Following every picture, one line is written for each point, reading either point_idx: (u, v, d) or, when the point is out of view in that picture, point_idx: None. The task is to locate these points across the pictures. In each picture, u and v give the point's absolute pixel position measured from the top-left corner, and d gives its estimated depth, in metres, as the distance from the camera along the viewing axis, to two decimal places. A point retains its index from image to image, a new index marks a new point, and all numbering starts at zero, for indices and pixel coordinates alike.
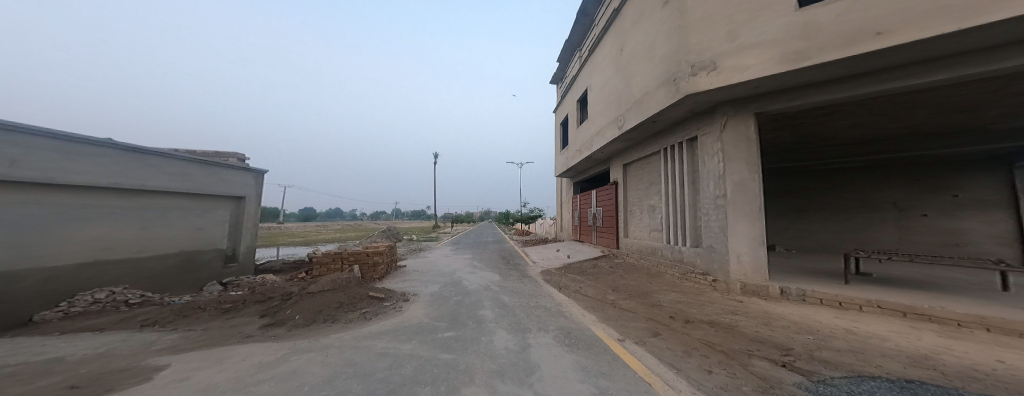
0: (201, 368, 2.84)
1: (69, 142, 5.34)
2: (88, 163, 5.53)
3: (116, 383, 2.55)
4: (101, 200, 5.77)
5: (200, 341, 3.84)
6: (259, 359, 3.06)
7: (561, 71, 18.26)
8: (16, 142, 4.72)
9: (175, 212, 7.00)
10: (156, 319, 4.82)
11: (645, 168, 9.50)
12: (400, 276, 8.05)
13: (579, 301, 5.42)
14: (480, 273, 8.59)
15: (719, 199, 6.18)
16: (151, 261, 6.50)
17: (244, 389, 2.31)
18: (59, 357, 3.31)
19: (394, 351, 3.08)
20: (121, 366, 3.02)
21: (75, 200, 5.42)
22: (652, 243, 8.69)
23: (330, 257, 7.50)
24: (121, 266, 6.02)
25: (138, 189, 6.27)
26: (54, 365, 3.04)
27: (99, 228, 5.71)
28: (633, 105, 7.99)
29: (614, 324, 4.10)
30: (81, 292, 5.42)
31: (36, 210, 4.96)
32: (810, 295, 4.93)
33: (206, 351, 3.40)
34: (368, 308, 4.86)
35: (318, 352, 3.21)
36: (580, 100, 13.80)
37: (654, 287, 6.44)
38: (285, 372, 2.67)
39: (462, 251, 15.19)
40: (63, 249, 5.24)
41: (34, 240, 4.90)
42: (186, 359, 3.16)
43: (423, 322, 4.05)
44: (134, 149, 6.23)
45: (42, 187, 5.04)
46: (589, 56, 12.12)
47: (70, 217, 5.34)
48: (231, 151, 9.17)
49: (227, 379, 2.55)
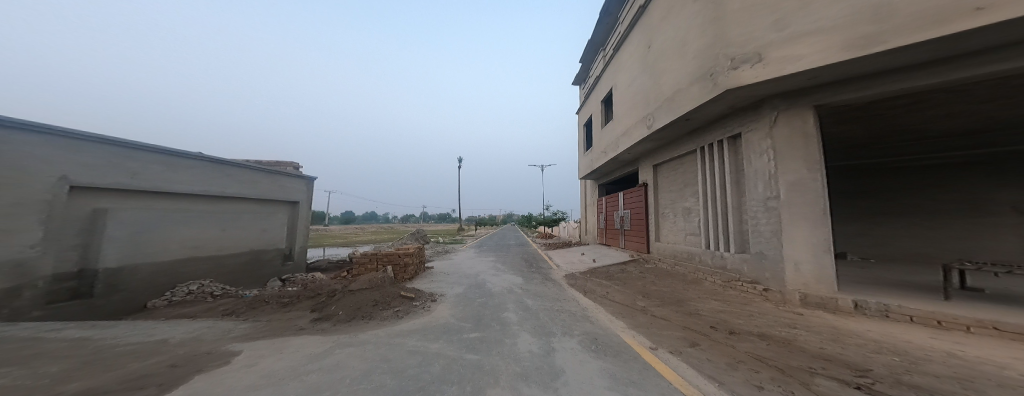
0: (265, 356, 3.20)
1: (172, 157, 6.40)
2: (186, 174, 6.58)
3: (204, 364, 2.98)
4: (192, 205, 6.80)
5: (264, 331, 4.32)
6: (310, 350, 3.37)
7: (584, 72, 17.81)
8: (137, 158, 5.82)
9: (249, 215, 7.99)
10: (231, 309, 5.55)
11: (677, 169, 8.99)
12: (428, 278, 8.36)
13: (606, 306, 5.23)
14: (503, 276, 8.64)
15: (770, 201, 5.64)
16: (229, 258, 7.45)
17: (298, 378, 2.55)
18: (164, 339, 3.92)
19: (423, 349, 3.21)
20: (207, 349, 3.50)
21: (174, 206, 6.45)
22: (687, 248, 8.13)
23: (367, 258, 8.04)
24: (208, 263, 6.97)
25: (223, 195, 7.33)
26: (156, 347, 3.59)
27: (193, 230, 6.69)
28: (663, 103, 7.59)
29: (644, 332, 3.88)
30: (180, 284, 6.39)
31: (151, 215, 5.97)
32: (895, 310, 4.26)
33: (268, 341, 3.82)
34: (400, 307, 5.12)
35: (357, 346, 3.44)
36: (605, 100, 13.39)
37: (691, 294, 6.00)
38: (330, 364, 2.91)
39: (485, 253, 15.45)
40: (168, 247, 6.23)
41: (148, 240, 5.87)
42: (255, 346, 3.59)
43: (450, 323, 4.16)
44: (219, 161, 7.28)
45: (151, 197, 6.08)
46: (612, 55, 11.78)
47: (173, 221, 6.33)
48: (288, 161, 10.26)
49: (285, 367, 2.83)
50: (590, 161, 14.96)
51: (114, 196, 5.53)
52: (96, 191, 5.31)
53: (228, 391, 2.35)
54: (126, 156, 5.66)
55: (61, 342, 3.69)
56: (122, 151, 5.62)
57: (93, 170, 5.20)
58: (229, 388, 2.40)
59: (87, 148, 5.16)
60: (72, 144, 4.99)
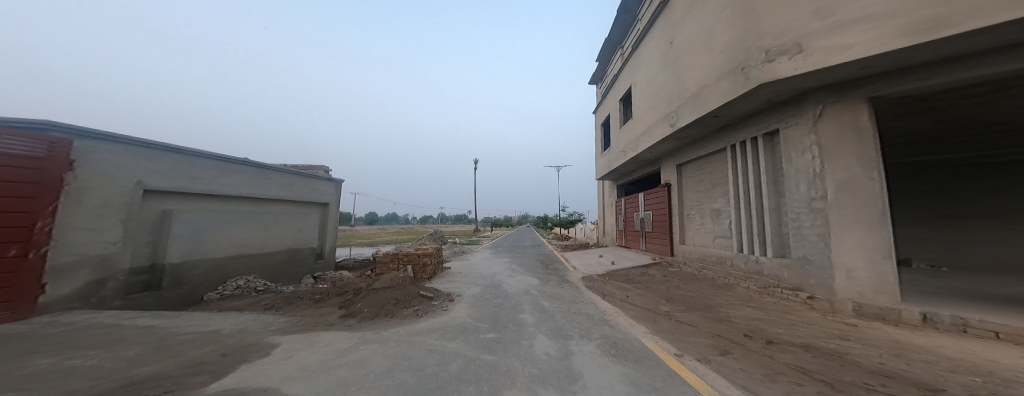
0: (298, 349, 3.41)
1: (224, 162, 7.01)
2: (235, 178, 7.17)
3: (248, 355, 3.22)
4: (239, 206, 7.39)
5: (298, 325, 4.59)
6: (338, 345, 3.54)
7: (600, 71, 17.48)
8: (195, 164, 6.44)
9: (287, 216, 8.54)
10: (271, 303, 5.95)
11: (703, 168, 8.58)
12: (445, 277, 8.51)
13: (627, 310, 5.06)
14: (519, 277, 8.62)
15: (816, 201, 5.24)
16: (270, 256, 8.00)
17: (327, 373, 2.68)
18: (218, 330, 4.29)
19: (441, 348, 3.27)
20: (252, 341, 3.78)
21: (225, 208, 7.05)
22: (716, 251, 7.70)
23: (389, 257, 8.32)
24: (252, 260, 7.52)
25: (264, 197, 7.90)
26: (211, 336, 3.92)
27: (241, 229, 7.25)
28: (688, 100, 7.27)
29: (669, 338, 3.73)
30: (229, 279, 6.95)
31: (205, 215, 6.55)
32: (976, 326, 3.59)
33: (303, 335, 4.06)
34: (419, 306, 5.24)
35: (381, 343, 3.56)
36: (623, 99, 13.05)
37: (721, 300, 5.68)
38: (355, 359, 3.04)
39: (501, 254, 15.50)
40: (221, 245, 6.80)
41: (203, 238, 6.45)
42: (290, 339, 3.83)
43: (467, 323, 4.21)
44: (261, 166, 7.87)
45: (206, 199, 6.70)
46: (631, 53, 11.47)
47: (225, 221, 6.91)
48: (319, 165, 10.87)
49: (316, 361, 3.00)
50: (608, 161, 14.60)
51: (176, 198, 6.13)
52: (162, 194, 5.92)
53: (268, 381, 2.52)
54: (185, 162, 6.26)
55: (134, 328, 4.15)
56: (181, 158, 6.21)
57: (159, 175, 5.80)
58: (270, 379, 2.56)
59: (156, 156, 5.78)
60: (142, 152, 5.57)
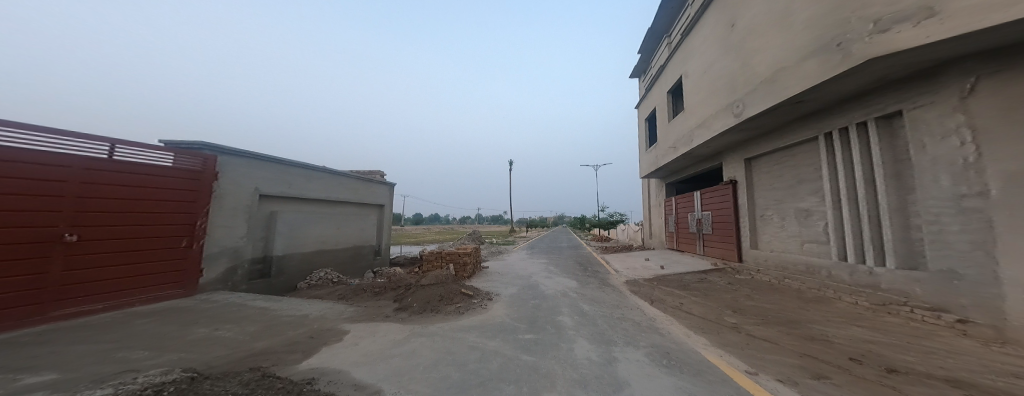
0: (362, 338, 3.77)
1: (310, 171, 8.05)
2: (318, 184, 8.22)
3: (327, 339, 3.68)
4: (321, 209, 8.43)
5: (362, 315, 5.09)
6: (392, 336, 3.84)
7: (643, 62, 16.42)
8: (292, 173, 7.51)
9: (352, 217, 9.52)
10: (341, 295, 6.66)
11: (783, 161, 7.48)
12: (485, 277, 8.72)
13: (681, 319, 4.62)
14: (557, 278, 8.47)
15: (969, 199, 4.02)
16: (340, 252, 8.99)
17: (383, 361, 2.92)
18: (308, 315, 4.96)
19: (482, 346, 3.35)
20: (328, 326, 4.30)
21: (311, 209, 8.11)
22: (804, 258, 6.64)
23: (433, 256, 8.77)
24: (328, 256, 8.53)
25: (338, 201, 8.91)
26: (296, 320, 4.54)
27: (320, 229, 8.27)
28: (759, 86, 6.40)
29: (737, 353, 3.30)
30: (313, 272, 7.97)
31: (297, 216, 7.62)
32: None
33: (366, 324, 4.48)
34: (461, 303, 5.45)
35: (428, 337, 3.78)
36: (672, 91, 12.07)
37: (807, 314, 4.90)
38: (406, 351, 3.26)
39: (538, 255, 15.34)
40: (305, 242, 7.84)
41: (294, 236, 7.50)
42: (356, 328, 4.27)
43: (505, 322, 4.24)
44: (336, 173, 8.88)
45: (299, 202, 7.78)
46: (680, 40, 10.54)
47: (308, 221, 7.94)
48: (375, 170, 11.90)
49: (375, 349, 3.29)
50: (655, 157, 13.60)
51: (280, 200, 7.24)
52: (271, 198, 7.03)
53: (339, 364, 2.85)
54: (286, 171, 7.36)
55: (255, 308, 5.03)
56: (284, 168, 7.33)
57: (271, 183, 6.91)
58: (341, 363, 2.89)
59: (267, 167, 6.89)
60: (260, 164, 6.71)
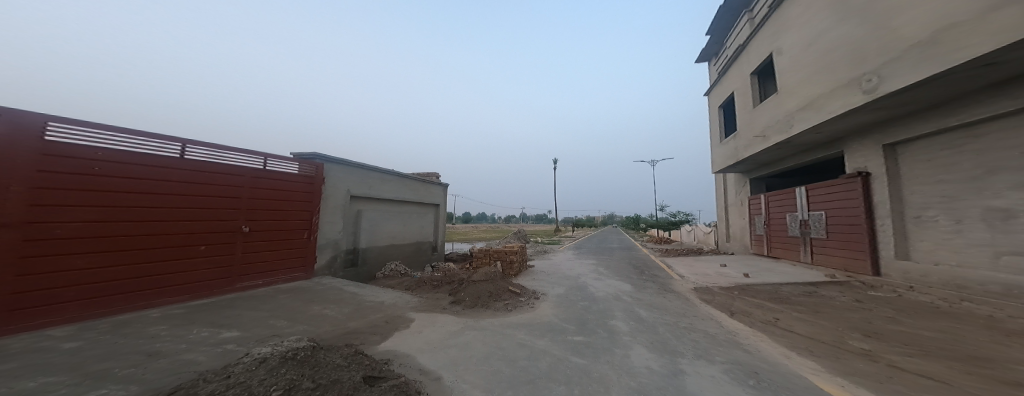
0: (424, 326, 4.06)
1: (390, 176, 8.67)
2: (395, 187, 8.81)
3: (397, 325, 4.02)
4: (396, 208, 8.98)
5: (419, 305, 5.48)
6: (447, 327, 4.03)
7: (714, 42, 14.61)
8: (378, 177, 8.14)
9: (418, 216, 10.05)
10: (406, 286, 7.18)
11: (953, 145, 5.81)
12: (531, 275, 8.72)
13: (772, 337, 3.90)
14: (607, 280, 8.03)
15: None
16: (407, 248, 9.55)
17: (442, 350, 3.07)
18: (384, 301, 5.46)
19: (531, 344, 3.31)
20: (397, 314, 4.69)
21: (389, 209, 8.69)
22: (1000, 276, 5.01)
23: (480, 253, 9.08)
24: (398, 251, 9.10)
25: (409, 201, 9.43)
26: (375, 306, 5.10)
27: (393, 226, 8.85)
28: (910, 51, 5.04)
29: (850, 379, 2.68)
30: (386, 264, 8.47)
31: (378, 215, 8.21)
32: None
33: (427, 314, 4.79)
34: (509, 300, 5.51)
35: (480, 331, 3.89)
36: (757, 71, 10.44)
37: (950, 336, 3.79)
38: (461, 342, 3.39)
39: (586, 255, 14.76)
40: (383, 238, 8.41)
41: (375, 232, 8.09)
42: (419, 317, 4.59)
43: (554, 322, 4.14)
44: (408, 177, 9.47)
45: (382, 203, 8.36)
46: (769, 11, 9.08)
47: (386, 219, 8.53)
48: (432, 173, 12.54)
49: (435, 339, 3.49)
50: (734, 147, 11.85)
51: (368, 201, 7.87)
52: (361, 199, 7.70)
53: (407, 349, 3.10)
54: (374, 176, 8.01)
55: (348, 292, 5.69)
56: (373, 173, 7.95)
57: (362, 187, 7.54)
58: (409, 348, 3.14)
59: (359, 173, 7.57)
60: (354, 170, 7.40)
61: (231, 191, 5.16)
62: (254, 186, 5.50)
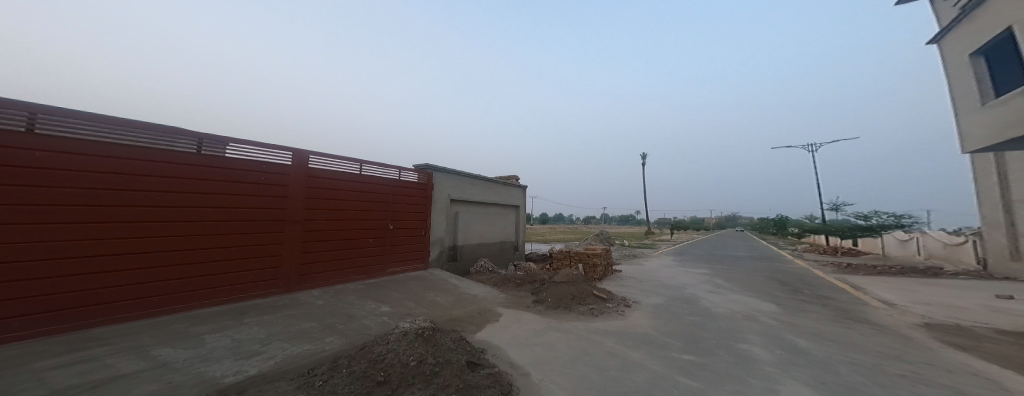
0: (511, 323, 4.27)
1: (485, 182, 8.89)
2: (489, 192, 8.99)
3: (484, 321, 4.37)
4: (490, 211, 9.09)
5: (504, 301, 5.69)
6: (532, 326, 4.14)
7: None
8: (473, 183, 8.41)
9: (508, 219, 9.98)
10: (494, 281, 7.26)
11: None
12: (617, 281, 8.30)
13: (982, 375, 2.87)
14: (728, 295, 6.98)
15: None
16: (498, 247, 9.49)
17: (529, 347, 3.31)
18: (474, 295, 5.76)
19: (621, 355, 3.17)
20: (485, 310, 4.98)
21: (484, 211, 8.81)
22: None
23: (562, 255, 9.09)
24: (490, 249, 9.07)
25: (500, 205, 9.50)
26: (469, 298, 5.49)
27: (487, 227, 8.90)
28: None
29: None
30: (478, 260, 8.42)
31: (474, 216, 8.41)
32: None
33: (514, 311, 4.99)
34: (594, 305, 5.35)
35: (565, 333, 3.89)
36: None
37: None
38: (546, 342, 3.49)
39: (683, 262, 13.53)
40: (476, 237, 8.47)
41: (470, 231, 8.25)
42: (507, 313, 4.80)
43: (647, 335, 3.89)
44: (500, 182, 9.60)
45: (477, 206, 8.55)
46: None
47: (480, 220, 8.65)
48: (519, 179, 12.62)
49: (518, 336, 3.68)
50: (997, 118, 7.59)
51: (464, 204, 8.14)
52: (460, 202, 7.99)
53: (497, 342, 3.53)
54: (469, 182, 8.29)
55: (449, 283, 6.13)
56: (467, 177, 8.24)
57: (459, 190, 7.86)
58: (499, 341, 3.57)
59: (457, 177, 7.93)
60: (453, 176, 7.77)
61: (399, 197, 6.36)
62: (410, 193, 6.57)
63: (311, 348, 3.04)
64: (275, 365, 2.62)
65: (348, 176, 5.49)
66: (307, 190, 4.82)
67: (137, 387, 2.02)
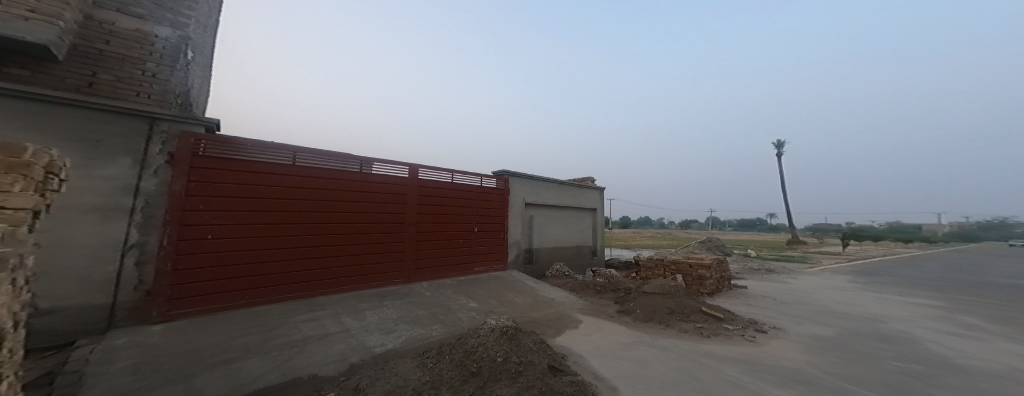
0: (595, 331, 3.89)
1: (559, 184, 8.55)
2: (563, 195, 8.60)
3: (562, 325, 4.10)
4: (565, 214, 8.68)
5: (586, 308, 5.25)
6: (620, 338, 3.68)
7: None
8: (547, 186, 8.15)
9: (585, 222, 9.38)
10: (571, 285, 6.83)
11: None
12: (732, 298, 6.93)
13: None
14: (953, 335, 4.79)
15: None
16: (575, 252, 8.94)
17: (615, 360, 2.90)
18: (552, 298, 5.47)
19: (754, 389, 2.49)
20: (564, 314, 4.66)
21: (559, 214, 8.45)
22: None
23: (654, 263, 8.31)
24: (566, 253, 8.59)
25: (576, 208, 9.01)
26: (547, 302, 5.23)
27: (562, 231, 8.49)
28: None
29: None
30: (553, 265, 8.06)
31: (548, 219, 8.12)
32: None
33: (598, 319, 4.55)
34: (704, 324, 4.50)
35: (663, 350, 3.32)
36: None
37: None
38: (641, 357, 3.02)
39: (831, 280, 10.50)
40: (551, 241, 8.15)
41: (545, 235, 7.97)
42: (590, 321, 4.41)
43: (796, 372, 3.00)
44: (575, 185, 9.11)
45: (551, 209, 8.26)
46: None
47: (555, 224, 8.30)
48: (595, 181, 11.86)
49: (605, 347, 3.31)
50: None
51: (539, 207, 7.92)
52: (534, 205, 7.80)
53: (579, 349, 3.20)
54: (543, 185, 8.06)
55: (526, 285, 5.97)
56: (542, 180, 8.05)
57: (533, 194, 7.67)
58: (580, 348, 3.23)
59: (531, 181, 7.77)
60: (527, 180, 7.63)
61: (486, 201, 6.59)
62: (493, 197, 6.76)
63: (422, 332, 3.51)
64: (400, 344, 3.17)
65: (445, 183, 5.86)
66: (421, 198, 5.39)
67: (318, 350, 2.85)
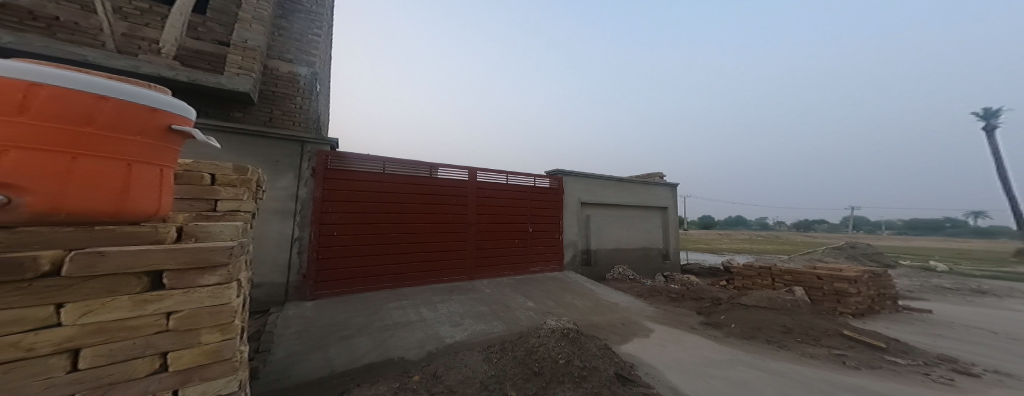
0: (670, 343, 3.61)
1: (619, 182, 8.06)
2: (624, 193, 8.07)
3: (630, 333, 3.91)
4: (626, 213, 8.14)
5: (662, 316, 4.85)
6: (707, 353, 3.34)
7: None
8: (605, 184, 7.77)
9: (653, 222, 8.60)
10: (637, 290, 6.39)
11: None
12: (887, 320, 5.35)
13: None
14: None
15: None
16: (640, 254, 8.29)
17: (697, 379, 2.69)
18: (617, 303, 5.24)
19: None
20: (631, 321, 4.43)
21: (619, 214, 7.98)
22: None
23: (753, 271, 7.16)
24: (629, 255, 8.05)
25: (639, 206, 8.34)
26: (609, 306, 5.05)
27: (624, 232, 7.99)
28: None
29: None
30: (614, 267, 7.67)
31: (608, 220, 7.74)
32: None
33: (673, 329, 4.19)
34: (843, 350, 3.66)
35: (770, 374, 2.91)
36: None
37: None
38: (739, 380, 2.73)
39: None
40: (612, 242, 7.75)
41: (603, 235, 7.63)
42: (663, 330, 4.10)
43: None
44: (638, 181, 8.45)
45: (611, 208, 7.85)
46: None
47: (616, 224, 7.86)
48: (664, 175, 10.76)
49: (688, 362, 3.05)
50: None
51: (596, 206, 7.63)
52: (591, 204, 7.55)
53: (651, 360, 3.05)
54: (600, 184, 7.71)
55: (586, 288, 5.83)
56: (599, 179, 7.72)
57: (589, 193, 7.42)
58: (653, 359, 3.07)
59: (587, 180, 7.53)
60: (582, 179, 7.42)
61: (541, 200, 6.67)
62: (548, 197, 6.81)
63: (484, 328, 3.76)
64: (465, 337, 3.48)
65: (502, 183, 6.15)
66: (481, 199, 5.79)
67: (401, 334, 3.38)
